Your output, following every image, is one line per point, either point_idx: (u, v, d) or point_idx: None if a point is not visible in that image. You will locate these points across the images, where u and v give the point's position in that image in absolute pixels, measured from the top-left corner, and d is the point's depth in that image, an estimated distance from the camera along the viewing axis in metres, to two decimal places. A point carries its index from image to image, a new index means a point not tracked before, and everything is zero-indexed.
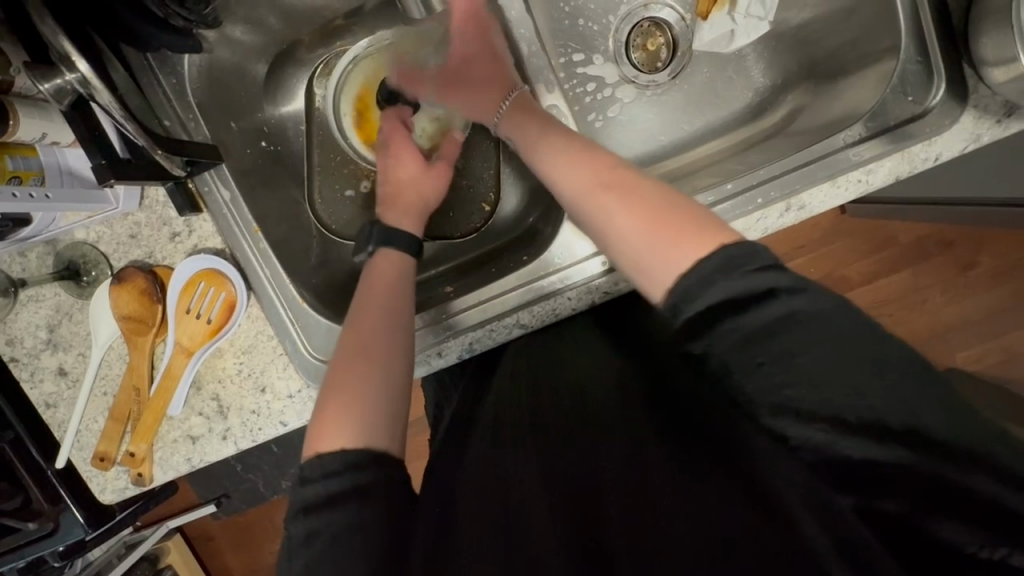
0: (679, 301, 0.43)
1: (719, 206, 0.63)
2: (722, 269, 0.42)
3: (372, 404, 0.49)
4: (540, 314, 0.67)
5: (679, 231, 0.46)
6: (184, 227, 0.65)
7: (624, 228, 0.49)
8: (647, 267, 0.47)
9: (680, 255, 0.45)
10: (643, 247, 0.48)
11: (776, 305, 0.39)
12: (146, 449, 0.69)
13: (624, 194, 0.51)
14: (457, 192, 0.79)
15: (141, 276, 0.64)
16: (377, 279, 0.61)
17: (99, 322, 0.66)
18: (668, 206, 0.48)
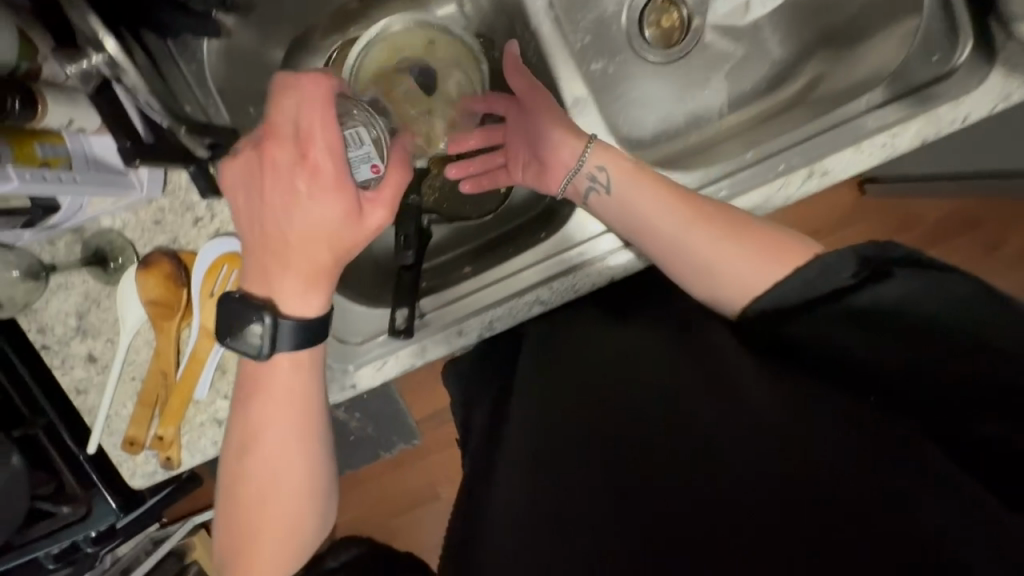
0: (771, 310, 0.49)
1: (741, 174, 0.62)
2: (822, 276, 0.46)
3: (292, 530, 0.55)
4: (560, 290, 0.66)
5: (769, 260, 0.53)
6: (206, 212, 0.65)
7: (729, 254, 0.54)
8: (736, 282, 0.53)
9: (767, 273, 0.52)
10: (744, 274, 0.53)
11: (866, 297, 0.44)
12: (173, 432, 0.70)
13: (720, 231, 0.55)
14: None
15: (167, 261, 0.65)
16: (264, 420, 0.53)
17: (125, 308, 0.68)
18: (759, 237, 0.54)
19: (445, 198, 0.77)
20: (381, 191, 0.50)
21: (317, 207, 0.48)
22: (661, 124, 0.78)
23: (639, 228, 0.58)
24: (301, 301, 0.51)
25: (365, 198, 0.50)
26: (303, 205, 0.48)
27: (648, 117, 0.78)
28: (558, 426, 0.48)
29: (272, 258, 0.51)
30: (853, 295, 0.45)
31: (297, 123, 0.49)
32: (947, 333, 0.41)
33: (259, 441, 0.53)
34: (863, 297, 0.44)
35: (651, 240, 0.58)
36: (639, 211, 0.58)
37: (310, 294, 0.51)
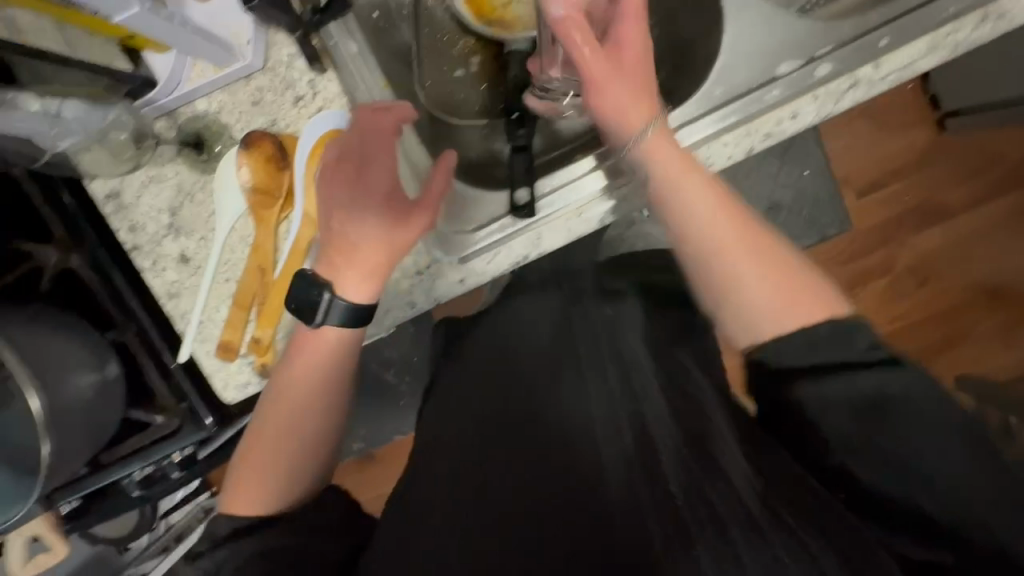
0: (781, 350, 0.49)
1: (908, 18, 0.55)
2: (831, 339, 0.47)
3: (288, 469, 0.56)
4: None
5: (796, 308, 0.50)
6: (308, 90, 0.61)
7: (754, 292, 0.51)
8: (746, 320, 0.52)
9: (778, 321, 0.50)
10: (759, 316, 0.51)
11: (870, 380, 0.44)
12: (271, 335, 0.66)
13: (758, 263, 0.52)
14: None
15: (269, 140, 0.61)
16: (291, 380, 0.56)
17: (222, 199, 0.63)
18: (791, 281, 0.51)
19: None
20: (427, 197, 0.56)
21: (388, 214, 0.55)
22: None
23: (686, 242, 0.54)
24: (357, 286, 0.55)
25: (417, 202, 0.56)
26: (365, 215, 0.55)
27: None
28: (539, 410, 0.50)
29: (341, 256, 0.55)
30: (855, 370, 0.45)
31: (359, 141, 0.56)
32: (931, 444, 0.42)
33: (304, 367, 0.56)
34: (862, 375, 0.44)
35: (689, 256, 0.54)
36: (694, 213, 0.54)
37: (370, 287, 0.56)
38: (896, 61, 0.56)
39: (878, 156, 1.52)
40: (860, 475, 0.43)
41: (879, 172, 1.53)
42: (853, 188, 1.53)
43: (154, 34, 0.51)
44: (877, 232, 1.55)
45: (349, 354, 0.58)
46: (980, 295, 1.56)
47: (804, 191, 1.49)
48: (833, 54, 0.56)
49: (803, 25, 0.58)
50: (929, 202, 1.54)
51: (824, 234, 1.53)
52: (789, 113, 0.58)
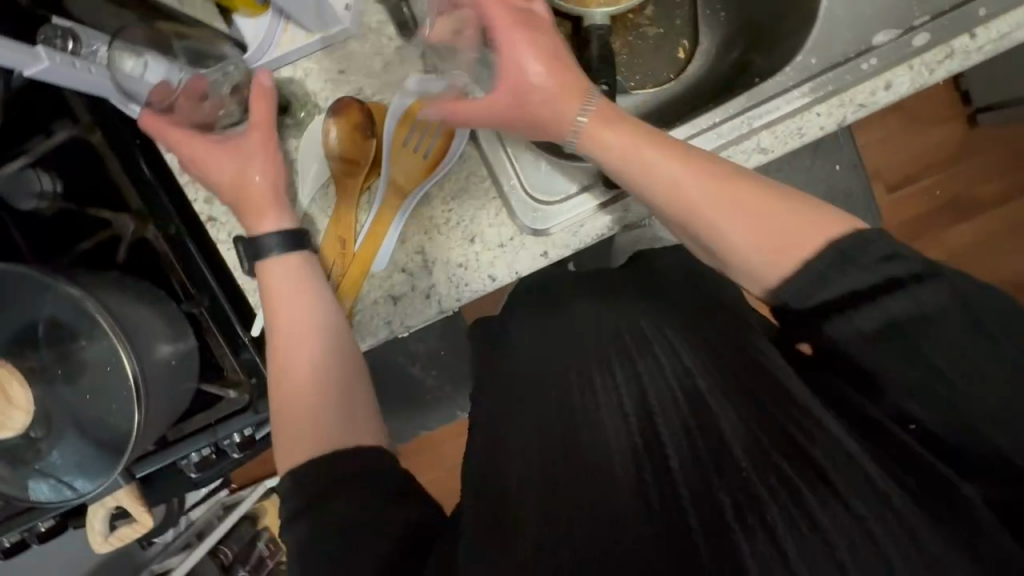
0: (795, 295, 0.46)
1: None
2: (838, 264, 0.44)
3: (334, 401, 0.51)
4: (785, 133, 0.59)
5: (789, 239, 0.47)
6: (396, 58, 0.62)
7: (736, 236, 0.49)
8: (750, 270, 0.49)
9: (790, 252, 0.47)
10: (756, 262, 0.49)
11: (901, 296, 0.42)
12: (348, 306, 0.64)
13: (745, 208, 0.49)
14: (648, 40, 0.74)
15: (357, 107, 0.60)
16: (276, 313, 0.55)
17: (304, 167, 0.63)
18: (783, 212, 0.48)
19: (626, 56, 0.73)
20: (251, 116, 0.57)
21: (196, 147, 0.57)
22: None
23: (671, 204, 0.51)
24: (263, 218, 0.57)
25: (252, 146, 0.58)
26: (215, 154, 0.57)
27: None
28: (577, 424, 0.42)
29: (245, 194, 0.57)
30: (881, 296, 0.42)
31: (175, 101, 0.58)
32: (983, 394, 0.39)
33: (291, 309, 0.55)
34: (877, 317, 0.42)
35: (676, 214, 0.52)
36: (673, 182, 0.51)
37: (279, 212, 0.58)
38: (991, 31, 0.56)
39: (911, 150, 1.53)
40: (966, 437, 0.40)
41: (912, 167, 1.53)
42: (885, 182, 1.54)
43: None
44: (908, 226, 1.55)
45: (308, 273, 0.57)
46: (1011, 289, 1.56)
47: (837, 184, 1.49)
48: (929, 26, 0.57)
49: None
50: (961, 198, 1.54)
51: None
52: (884, 83, 0.57)
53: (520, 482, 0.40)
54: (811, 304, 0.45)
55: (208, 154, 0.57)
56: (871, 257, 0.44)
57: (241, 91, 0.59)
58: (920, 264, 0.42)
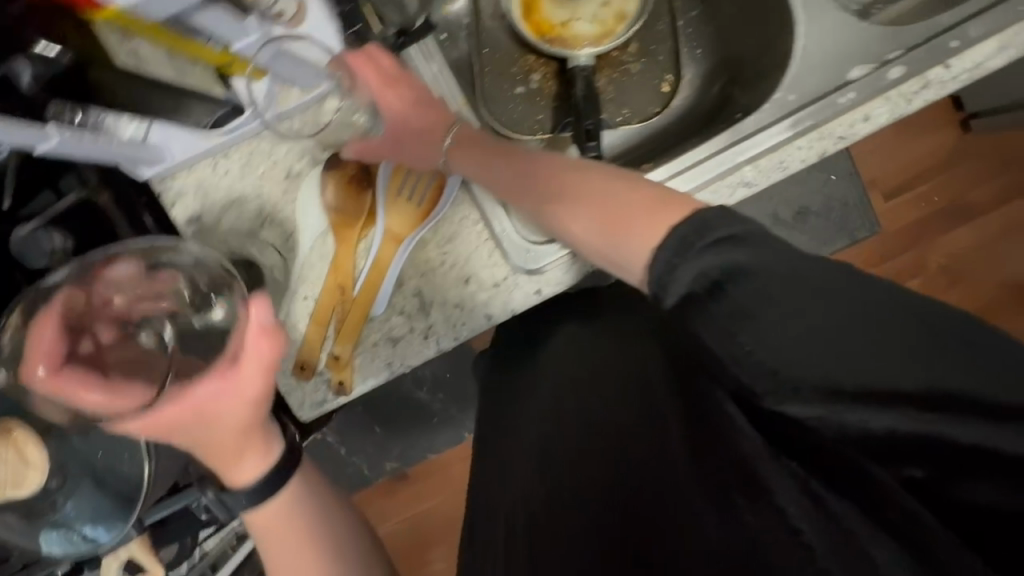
0: (662, 279, 0.45)
1: (968, 22, 0.58)
2: (679, 251, 0.44)
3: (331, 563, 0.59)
4: (767, 168, 0.61)
5: (636, 221, 0.49)
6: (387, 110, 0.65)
7: (590, 229, 0.52)
8: (622, 255, 0.49)
9: (652, 233, 0.48)
10: (620, 247, 0.50)
11: (733, 281, 0.42)
12: (349, 351, 0.66)
13: (598, 206, 0.52)
14: (631, 77, 0.75)
15: (353, 163, 0.64)
16: (271, 523, 0.58)
17: (304, 220, 0.65)
18: (634, 199, 0.50)
19: (608, 96, 0.75)
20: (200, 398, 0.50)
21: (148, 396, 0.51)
22: None
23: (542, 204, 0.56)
24: (237, 469, 0.55)
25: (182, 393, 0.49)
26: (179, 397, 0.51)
27: None
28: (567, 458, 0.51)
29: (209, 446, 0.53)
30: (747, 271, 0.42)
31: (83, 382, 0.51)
32: (878, 375, 0.38)
33: (273, 539, 0.58)
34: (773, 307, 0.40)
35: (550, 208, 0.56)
36: (502, 184, 0.59)
37: (249, 458, 0.56)
38: (965, 62, 0.58)
39: (905, 158, 1.54)
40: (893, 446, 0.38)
41: (905, 174, 1.54)
42: (881, 190, 1.55)
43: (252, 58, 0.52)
44: (907, 232, 1.56)
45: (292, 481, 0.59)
46: (1013, 290, 1.56)
47: (832, 194, 1.50)
48: (904, 58, 0.58)
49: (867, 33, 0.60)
50: (957, 202, 1.55)
51: (854, 237, 1.55)
52: (861, 116, 0.59)
53: (526, 502, 0.50)
54: (677, 301, 0.44)
55: (179, 399, 0.50)
56: (716, 232, 0.44)
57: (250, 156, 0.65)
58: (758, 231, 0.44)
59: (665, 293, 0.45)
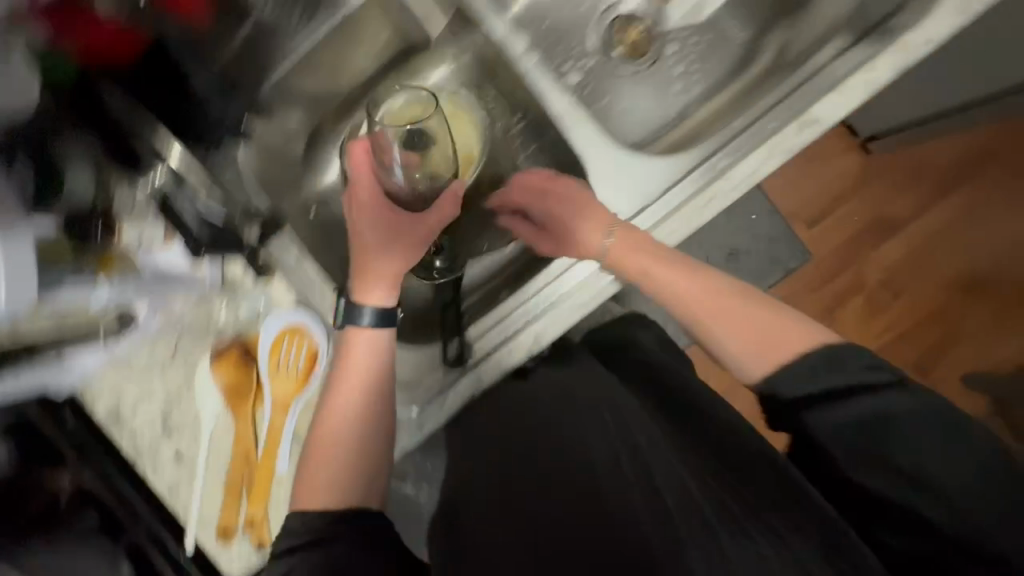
0: (806, 383, 0.54)
1: (732, 141, 0.67)
2: (829, 363, 0.54)
3: (339, 487, 0.57)
4: (595, 292, 0.67)
5: (755, 346, 0.59)
6: (261, 292, 0.72)
7: (731, 340, 0.61)
8: (742, 368, 0.60)
9: (756, 365, 0.59)
10: (748, 353, 0.60)
11: (867, 402, 0.51)
12: (263, 512, 0.73)
13: (747, 304, 0.63)
14: (488, 210, 0.84)
15: (235, 347, 0.72)
16: (332, 409, 0.61)
17: (203, 401, 0.72)
18: (780, 325, 0.60)
19: (467, 235, 0.84)
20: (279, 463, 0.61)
21: (378, 348, 0.62)
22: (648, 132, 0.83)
23: (662, 300, 0.66)
24: (314, 486, 0.57)
25: None
26: (370, 245, 0.65)
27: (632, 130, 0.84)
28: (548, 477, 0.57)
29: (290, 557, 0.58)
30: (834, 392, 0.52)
31: None
32: (937, 413, 0.49)
33: (319, 447, 0.59)
34: (832, 407, 0.52)
35: (668, 307, 0.66)
36: (674, 291, 0.65)
37: (394, 293, 0.64)
38: (740, 172, 0.65)
39: (819, 187, 1.58)
40: (884, 490, 0.49)
41: (824, 202, 1.59)
42: (804, 221, 1.58)
43: (121, 300, 0.61)
44: (836, 254, 1.59)
45: (386, 351, 0.62)
46: (954, 293, 1.58)
47: (757, 231, 1.55)
48: (688, 175, 0.67)
49: (649, 163, 0.68)
50: (875, 218, 1.60)
51: (789, 266, 1.57)
52: (665, 232, 0.67)
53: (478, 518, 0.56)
54: (794, 393, 0.54)
55: (356, 365, 0.61)
56: (855, 363, 0.53)
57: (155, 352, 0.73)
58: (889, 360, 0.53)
59: (775, 387, 0.56)
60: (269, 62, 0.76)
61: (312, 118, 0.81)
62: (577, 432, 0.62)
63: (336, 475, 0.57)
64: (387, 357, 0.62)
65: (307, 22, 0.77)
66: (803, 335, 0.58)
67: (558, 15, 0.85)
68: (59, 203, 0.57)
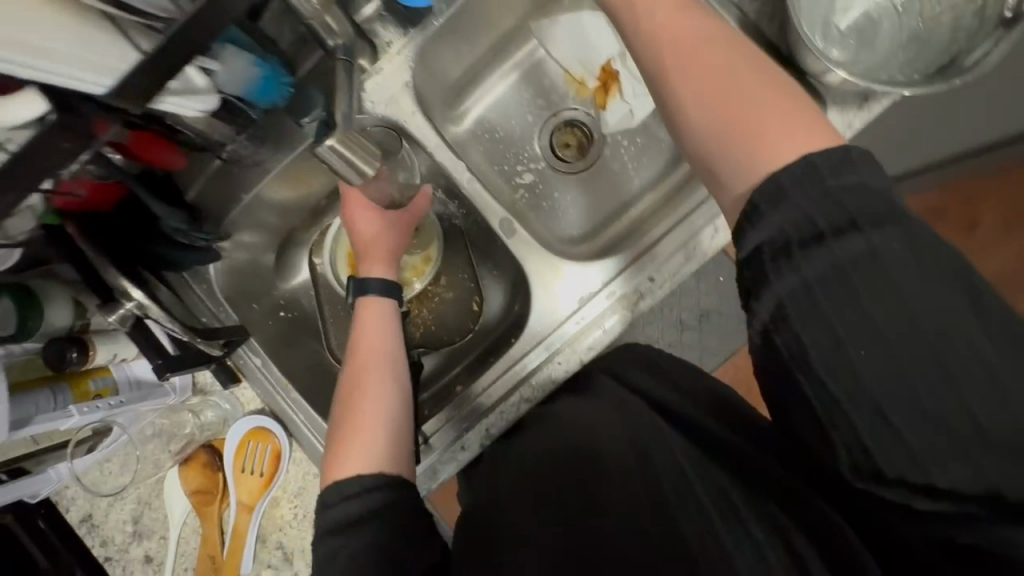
0: (749, 217, 0.48)
1: (654, 245, 0.74)
2: (807, 175, 0.46)
3: (372, 434, 0.62)
4: (539, 385, 0.74)
5: (747, 146, 0.50)
6: (229, 398, 0.77)
7: (704, 132, 0.52)
8: (713, 170, 0.52)
9: (745, 172, 0.50)
10: (713, 157, 0.52)
11: (881, 234, 0.43)
12: None
13: (721, 91, 0.52)
14: (447, 305, 0.92)
15: (201, 450, 0.78)
16: (363, 344, 0.70)
17: (171, 503, 0.76)
18: (758, 115, 0.50)
19: (429, 330, 0.92)
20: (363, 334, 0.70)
21: (387, 324, 0.72)
22: (592, 225, 0.92)
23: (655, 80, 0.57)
24: (349, 458, 0.61)
25: None
26: (366, 237, 0.77)
27: (574, 221, 0.92)
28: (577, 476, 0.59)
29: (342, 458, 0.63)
30: (818, 217, 0.45)
31: None
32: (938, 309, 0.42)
33: (348, 427, 0.64)
34: (804, 258, 0.44)
35: (652, 76, 0.57)
36: (681, 83, 0.54)
37: (385, 266, 0.77)
38: (664, 273, 0.73)
39: None
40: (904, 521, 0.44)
41: None
42: None
43: (104, 417, 0.69)
44: None
45: (396, 327, 0.72)
46: None
47: (726, 292, 1.46)
48: (617, 281, 0.75)
49: (582, 268, 0.76)
50: None
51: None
52: (599, 328, 0.74)
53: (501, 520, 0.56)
54: (759, 240, 0.47)
55: (369, 330, 0.71)
56: (837, 177, 0.46)
57: (124, 459, 0.77)
58: (874, 189, 0.45)
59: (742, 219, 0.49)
60: (236, 198, 0.76)
61: (283, 226, 0.87)
62: (599, 441, 0.63)
63: (367, 444, 0.62)
64: (397, 341, 0.71)
65: (270, 155, 0.76)
66: (796, 140, 0.49)
67: (506, 125, 0.95)
68: (37, 335, 0.63)
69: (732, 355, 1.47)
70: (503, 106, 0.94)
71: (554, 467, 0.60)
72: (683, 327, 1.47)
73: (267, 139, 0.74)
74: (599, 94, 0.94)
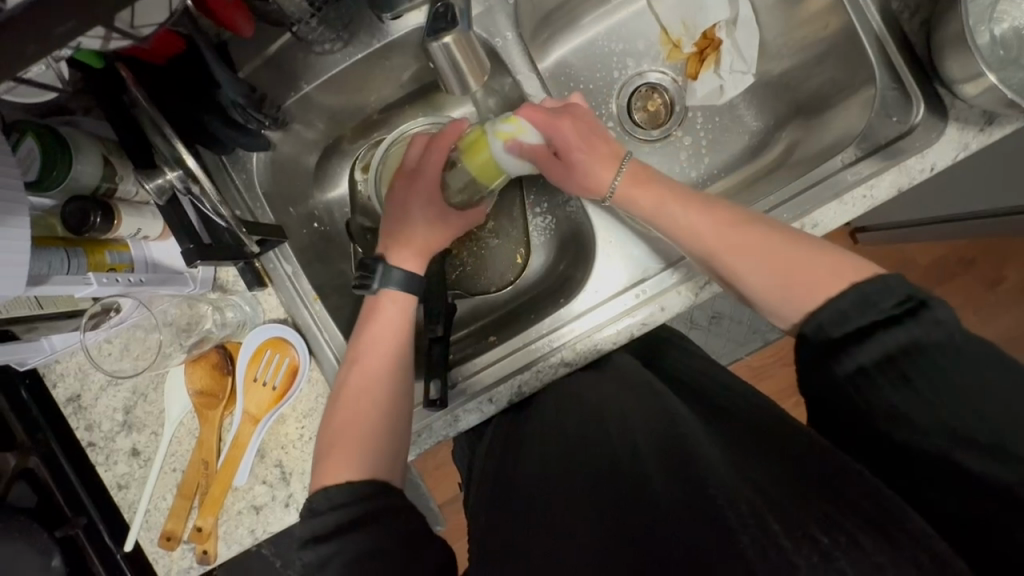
0: (826, 322, 0.52)
1: None
2: (859, 305, 0.51)
3: (372, 445, 0.60)
4: (584, 351, 0.71)
5: (801, 287, 0.56)
6: (251, 301, 0.71)
7: (760, 279, 0.58)
8: (774, 306, 0.58)
9: (809, 303, 0.55)
10: (772, 298, 0.58)
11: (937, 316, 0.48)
12: (212, 523, 0.70)
13: (752, 248, 0.59)
14: (489, 249, 0.87)
15: (214, 351, 0.71)
16: (370, 339, 0.67)
17: (171, 399, 0.72)
18: (801, 258, 0.57)
19: (464, 275, 0.86)
20: (370, 333, 0.67)
21: (393, 320, 0.68)
22: None
23: (677, 236, 0.64)
24: (338, 470, 0.58)
25: None
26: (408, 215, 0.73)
27: None
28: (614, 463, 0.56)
29: (333, 460, 0.59)
30: (876, 331, 0.49)
31: None
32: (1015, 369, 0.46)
33: (345, 433, 0.61)
34: (861, 349, 0.49)
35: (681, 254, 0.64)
36: (703, 241, 0.61)
37: (419, 261, 0.72)
38: None
39: None
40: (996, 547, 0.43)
41: None
42: None
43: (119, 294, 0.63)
44: None
45: (410, 323, 0.69)
46: None
47: None
48: (685, 261, 0.70)
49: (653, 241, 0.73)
50: None
51: (769, 338, 1.44)
52: (658, 306, 0.70)
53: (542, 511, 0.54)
54: (848, 345, 0.51)
55: (378, 328, 0.67)
56: (887, 301, 0.50)
57: (127, 342, 0.72)
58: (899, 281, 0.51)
59: (808, 333, 0.53)
60: (295, 84, 0.69)
61: (333, 131, 0.79)
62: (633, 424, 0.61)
63: (365, 452, 0.60)
64: (403, 340, 0.67)
65: (341, 45, 0.68)
66: (839, 274, 0.55)
67: (590, 77, 0.88)
68: (58, 189, 0.56)
69: (733, 363, 1.47)
70: (588, 51, 0.87)
71: (602, 443, 0.60)
72: (692, 325, 1.43)
73: (347, 28, 0.67)
74: (692, 62, 0.86)
